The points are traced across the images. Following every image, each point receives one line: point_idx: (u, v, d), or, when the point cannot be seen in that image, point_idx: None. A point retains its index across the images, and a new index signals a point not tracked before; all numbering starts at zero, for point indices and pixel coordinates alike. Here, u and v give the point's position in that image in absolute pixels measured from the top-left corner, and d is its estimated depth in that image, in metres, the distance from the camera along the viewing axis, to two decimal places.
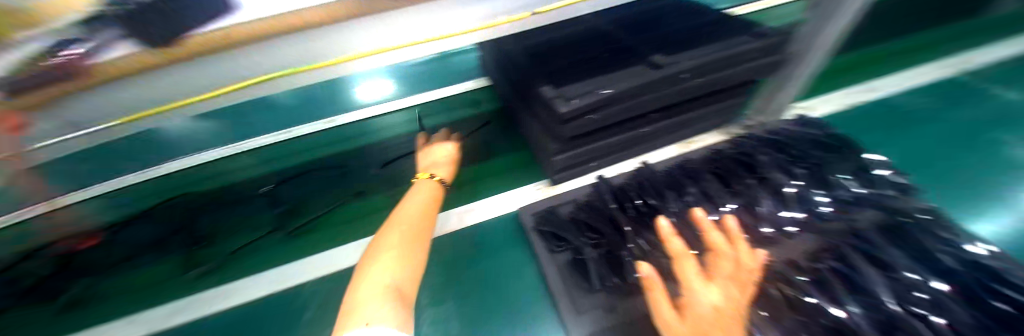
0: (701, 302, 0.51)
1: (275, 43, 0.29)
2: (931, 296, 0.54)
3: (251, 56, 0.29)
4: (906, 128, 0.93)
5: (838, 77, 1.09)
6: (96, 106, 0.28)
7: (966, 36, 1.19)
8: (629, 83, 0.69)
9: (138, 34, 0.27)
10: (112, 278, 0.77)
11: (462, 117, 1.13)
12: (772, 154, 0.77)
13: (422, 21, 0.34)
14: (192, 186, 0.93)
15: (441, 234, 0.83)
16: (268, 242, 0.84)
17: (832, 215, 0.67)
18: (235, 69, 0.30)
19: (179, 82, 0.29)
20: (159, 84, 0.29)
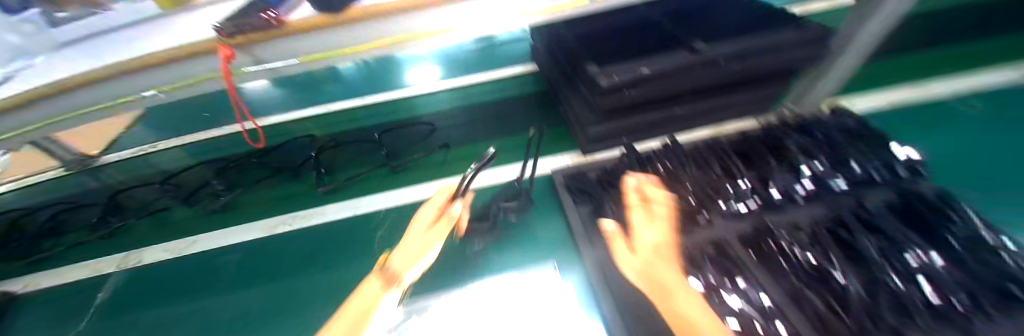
0: (643, 240, 0.69)
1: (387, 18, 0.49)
2: (924, 266, 0.60)
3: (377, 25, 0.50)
4: (948, 127, 0.92)
5: (884, 77, 1.09)
6: (277, 50, 0.51)
7: None
8: (667, 65, 0.78)
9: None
10: (256, 191, 1.10)
11: (508, 95, 1.31)
12: (797, 137, 0.83)
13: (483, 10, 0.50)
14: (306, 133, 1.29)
15: (488, 184, 1.01)
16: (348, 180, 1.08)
17: (845, 191, 0.73)
18: (365, 32, 0.51)
19: (330, 37, 0.51)
20: (320, 37, 0.50)
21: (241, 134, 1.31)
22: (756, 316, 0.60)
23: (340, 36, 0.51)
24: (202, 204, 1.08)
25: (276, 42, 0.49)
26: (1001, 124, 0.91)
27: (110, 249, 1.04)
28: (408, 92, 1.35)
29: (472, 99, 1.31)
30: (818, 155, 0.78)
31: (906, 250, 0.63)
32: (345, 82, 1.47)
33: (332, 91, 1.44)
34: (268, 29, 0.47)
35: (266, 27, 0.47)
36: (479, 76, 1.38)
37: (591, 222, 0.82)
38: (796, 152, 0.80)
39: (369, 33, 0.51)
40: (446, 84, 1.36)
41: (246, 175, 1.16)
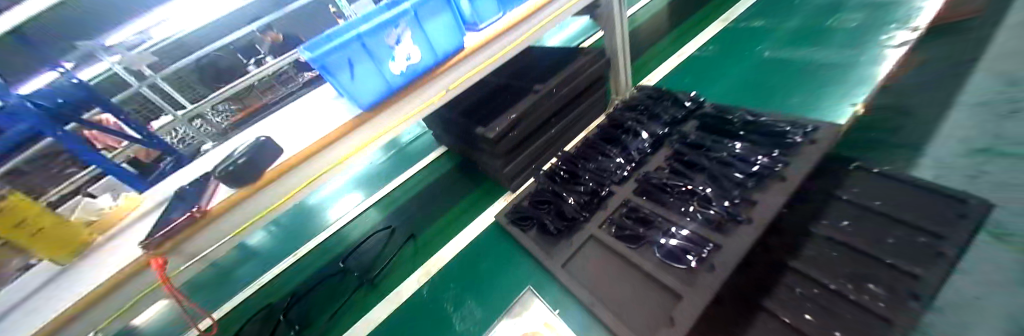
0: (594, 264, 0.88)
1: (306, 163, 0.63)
2: (736, 153, 0.91)
3: (292, 176, 0.62)
4: (705, 67, 1.41)
5: (664, 52, 1.56)
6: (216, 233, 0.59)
7: None
8: (526, 105, 1.05)
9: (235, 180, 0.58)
10: None
11: (429, 182, 1.43)
12: (635, 111, 1.16)
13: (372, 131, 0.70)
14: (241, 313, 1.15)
15: (449, 257, 1.10)
16: (310, 330, 1.03)
17: (667, 132, 1.05)
18: (296, 179, 0.63)
19: (263, 200, 0.62)
20: (256, 202, 0.61)
21: None
22: (676, 236, 0.82)
23: (265, 198, 0.61)
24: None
25: (208, 227, 0.57)
26: (730, 52, 1.43)
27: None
28: (339, 224, 1.36)
29: (397, 203, 1.38)
30: (644, 119, 1.11)
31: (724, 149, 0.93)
32: (259, 255, 1.36)
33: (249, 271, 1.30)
34: (195, 221, 0.55)
35: (190, 221, 0.54)
36: (402, 177, 1.50)
37: (540, 240, 0.98)
38: (632, 122, 1.11)
39: (293, 181, 0.63)
40: (368, 202, 1.42)
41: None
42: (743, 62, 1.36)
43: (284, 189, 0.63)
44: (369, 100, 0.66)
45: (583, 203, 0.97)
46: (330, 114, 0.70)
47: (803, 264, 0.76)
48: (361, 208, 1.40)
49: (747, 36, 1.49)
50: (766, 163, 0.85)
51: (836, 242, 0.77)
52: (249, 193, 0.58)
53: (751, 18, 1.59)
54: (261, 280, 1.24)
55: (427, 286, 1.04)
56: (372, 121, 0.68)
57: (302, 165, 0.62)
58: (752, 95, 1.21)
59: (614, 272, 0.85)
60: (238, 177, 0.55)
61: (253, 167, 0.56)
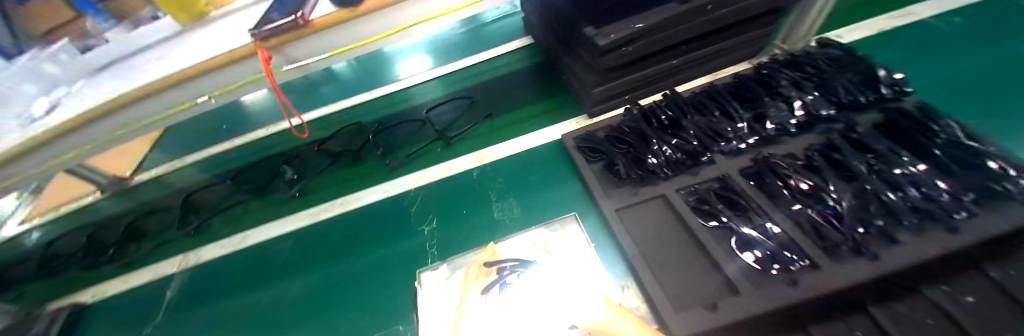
0: (648, 218, 0.80)
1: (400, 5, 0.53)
2: (909, 175, 0.67)
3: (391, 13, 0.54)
4: (929, 46, 0.95)
5: (871, 6, 1.11)
6: (310, 46, 0.56)
7: None
8: (661, 16, 0.83)
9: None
10: (281, 193, 1.19)
11: (505, 73, 1.35)
12: (793, 72, 0.89)
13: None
14: (322, 130, 1.33)
15: (504, 155, 1.08)
16: (370, 165, 1.18)
17: (832, 116, 0.81)
18: (389, 19, 0.55)
19: (358, 29, 0.56)
20: (349, 30, 0.55)
21: (257, 140, 1.37)
22: (768, 245, 0.67)
23: (360, 29, 0.56)
24: (259, 199, 1.20)
25: (302, 43, 0.55)
26: (986, 36, 0.94)
27: (163, 253, 1.15)
28: (407, 82, 1.42)
29: (463, 85, 1.36)
30: (809, 87, 0.85)
31: (895, 164, 0.69)
32: (339, 82, 1.51)
33: (329, 94, 1.48)
34: (293, 30, 0.51)
35: (292, 26, 0.50)
36: (477, 57, 1.45)
37: (603, 176, 0.89)
38: (787, 86, 0.86)
39: (385, 22, 0.56)
40: (437, 72, 1.43)
41: (267, 169, 1.26)
42: (1002, 58, 0.87)
43: (381, 26, 0.56)
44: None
45: (672, 158, 0.82)
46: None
47: (884, 314, 0.56)
48: (430, 75, 1.43)
49: None
50: (948, 204, 0.62)
51: (938, 308, 0.55)
52: (349, 18, 0.52)
53: None
54: (339, 105, 1.40)
55: (478, 171, 1.06)
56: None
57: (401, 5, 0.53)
58: (987, 107, 0.78)
59: (671, 242, 0.75)
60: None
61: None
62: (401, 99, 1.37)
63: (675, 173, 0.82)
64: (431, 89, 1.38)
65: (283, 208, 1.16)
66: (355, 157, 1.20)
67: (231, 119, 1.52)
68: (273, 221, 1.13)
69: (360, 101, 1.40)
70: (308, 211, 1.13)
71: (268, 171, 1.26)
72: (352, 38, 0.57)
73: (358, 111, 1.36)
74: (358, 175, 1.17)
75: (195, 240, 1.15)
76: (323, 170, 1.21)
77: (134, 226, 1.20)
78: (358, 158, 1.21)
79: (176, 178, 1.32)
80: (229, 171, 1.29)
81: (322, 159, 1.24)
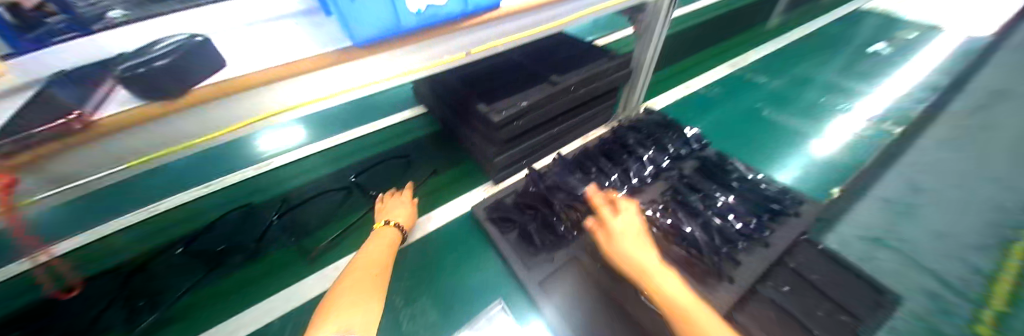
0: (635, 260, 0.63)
1: (240, 96, 0.48)
2: (727, 204, 0.91)
3: (237, 100, 0.48)
4: (710, 110, 1.41)
5: (670, 80, 1.58)
6: (94, 157, 0.41)
7: (731, 50, 1.87)
8: (539, 96, 1.01)
9: (145, 91, 0.41)
10: None
11: (399, 144, 1.34)
12: (634, 135, 1.13)
13: (340, 76, 0.56)
14: (135, 243, 0.94)
15: (415, 238, 0.98)
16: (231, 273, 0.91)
17: (669, 166, 1.05)
18: (248, 105, 0.49)
19: (169, 130, 0.44)
20: (161, 130, 0.44)
21: None
22: None
23: (206, 117, 0.46)
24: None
25: (98, 143, 0.40)
26: (732, 101, 1.46)
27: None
28: (274, 164, 1.21)
29: (348, 162, 1.26)
30: (648, 145, 1.09)
31: (715, 198, 0.93)
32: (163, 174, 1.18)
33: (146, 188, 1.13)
34: (65, 137, 0.37)
35: (62, 130, 0.36)
36: (363, 129, 1.40)
37: (518, 246, 0.92)
38: (636, 145, 1.09)
39: (232, 111, 0.48)
40: (311, 149, 1.29)
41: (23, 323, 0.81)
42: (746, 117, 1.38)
43: (227, 116, 0.48)
44: (366, 34, 0.54)
45: (572, 215, 0.92)
46: (292, 41, 0.56)
47: (745, 318, 0.73)
48: (307, 151, 1.28)
49: (750, 91, 1.54)
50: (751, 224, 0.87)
51: (776, 303, 0.74)
52: (162, 113, 0.42)
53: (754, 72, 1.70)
54: (156, 209, 1.03)
55: None
56: (360, 61, 0.57)
57: (255, 90, 0.49)
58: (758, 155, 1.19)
59: (592, 307, 0.81)
60: (149, 87, 0.41)
61: (162, 87, 0.41)
62: (266, 184, 1.15)
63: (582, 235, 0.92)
64: (311, 167, 1.22)
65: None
66: (253, 252, 0.95)
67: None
68: None
69: (195, 198, 1.08)
70: None
71: (89, 300, 0.82)
72: (195, 129, 0.47)
73: (196, 208, 1.05)
74: (236, 288, 0.88)
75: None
76: (196, 283, 0.87)
77: None
78: (258, 250, 0.96)
79: None
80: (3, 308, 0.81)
81: (195, 261, 0.92)
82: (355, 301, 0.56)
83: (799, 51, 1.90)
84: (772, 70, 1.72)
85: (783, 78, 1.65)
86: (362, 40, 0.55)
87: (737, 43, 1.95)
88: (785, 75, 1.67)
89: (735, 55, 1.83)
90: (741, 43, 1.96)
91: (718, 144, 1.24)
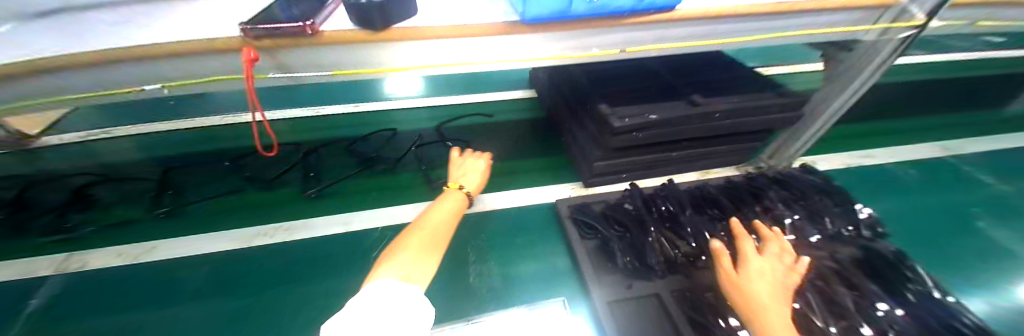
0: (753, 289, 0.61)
1: (400, 45, 0.57)
2: (885, 313, 0.69)
3: (391, 48, 0.57)
4: (893, 192, 1.09)
5: (840, 142, 1.27)
6: (298, 55, 0.55)
7: (944, 128, 1.42)
8: (671, 113, 0.90)
9: (358, 21, 0.52)
10: (236, 197, 1.04)
11: (506, 119, 1.39)
12: (778, 191, 0.93)
13: (484, 48, 0.62)
14: (304, 133, 1.29)
15: (500, 208, 1.02)
16: (350, 181, 1.10)
17: (818, 243, 0.83)
18: (397, 54, 0.59)
19: (343, 55, 0.57)
20: (337, 52, 0.56)
21: (232, 126, 1.31)
22: None
23: (362, 53, 0.57)
24: (258, 189, 1.07)
25: (296, 52, 0.54)
26: (932, 191, 1.11)
27: (31, 249, 0.89)
28: (395, 104, 1.45)
29: (453, 122, 1.36)
30: (796, 209, 0.88)
31: (875, 304, 0.70)
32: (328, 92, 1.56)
33: (316, 98, 1.51)
34: (292, 36, 0.50)
35: (293, 32, 0.49)
36: (477, 96, 1.52)
37: (596, 257, 0.84)
38: (777, 203, 0.89)
39: (383, 54, 0.58)
40: (427, 102, 1.47)
41: (229, 169, 1.13)
42: (948, 217, 1.02)
43: (377, 59, 0.59)
44: (536, 13, 0.55)
45: (668, 251, 0.80)
46: (468, 9, 0.62)
47: None
48: (426, 102, 1.46)
49: (964, 188, 1.14)
50: None
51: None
52: (347, 38, 0.53)
53: (977, 165, 1.25)
54: (315, 111, 1.39)
55: (471, 216, 0.99)
56: (514, 36, 0.59)
57: (406, 44, 0.57)
58: (954, 269, 0.88)
59: None
60: (362, 17, 0.50)
61: (368, 20, 0.51)
62: (391, 122, 1.36)
63: (679, 278, 0.78)
64: (423, 119, 1.37)
65: (281, 209, 1.02)
66: (393, 166, 1.15)
67: (206, 108, 1.43)
68: (210, 231, 0.95)
69: (340, 112, 1.40)
70: (252, 229, 0.96)
71: (281, 161, 1.16)
72: (356, 60, 0.58)
73: (337, 122, 1.35)
74: (361, 191, 1.08)
75: (89, 237, 0.92)
76: (343, 177, 1.11)
77: (77, 193, 1.02)
78: (377, 166, 1.15)
79: (111, 157, 1.17)
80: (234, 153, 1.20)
81: (350, 161, 1.17)
82: (409, 261, 0.56)
83: None
84: (1002, 169, 1.24)
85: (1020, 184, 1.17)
86: (529, 18, 0.55)
87: (957, 121, 1.47)
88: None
89: (949, 136, 1.38)
90: (963, 122, 1.46)
91: (895, 237, 0.95)
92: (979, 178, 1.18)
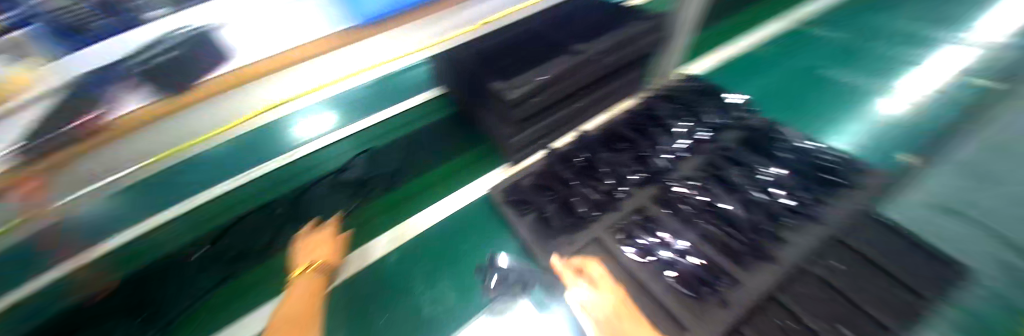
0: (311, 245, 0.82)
1: (255, 86, 0.40)
2: (772, 177, 0.80)
3: (227, 103, 0.39)
4: (755, 71, 1.27)
5: (712, 42, 1.42)
6: (96, 164, 0.37)
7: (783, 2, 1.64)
8: (556, 70, 0.93)
9: (158, 85, 0.34)
10: None
11: (423, 124, 1.28)
12: (667, 105, 1.03)
13: (359, 55, 0.47)
14: None
15: (469, 202, 1.02)
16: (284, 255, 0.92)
17: (707, 138, 0.93)
18: (249, 100, 0.41)
19: (161, 136, 0.37)
20: (156, 135, 0.37)
21: None
22: (688, 262, 0.72)
23: (192, 124, 0.38)
24: (258, 262, 0.90)
25: (97, 153, 0.35)
26: (783, 59, 1.31)
27: None
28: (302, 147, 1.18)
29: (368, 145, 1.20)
30: (682, 116, 0.99)
31: (760, 172, 0.82)
32: None
33: None
34: (80, 139, 0.33)
35: (74, 138, 0.33)
36: (387, 108, 1.33)
37: (537, 230, 0.85)
38: (667, 116, 0.99)
39: (242, 101, 0.40)
40: (337, 132, 1.24)
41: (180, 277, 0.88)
42: (797, 78, 1.23)
43: (226, 114, 0.41)
44: (377, 10, 0.45)
45: (593, 195, 0.86)
46: (300, 15, 0.43)
47: (789, 299, 0.65)
48: (330, 135, 1.22)
49: (805, 47, 1.36)
50: (803, 199, 0.76)
51: (825, 280, 0.67)
52: (176, 109, 0.35)
53: (811, 25, 1.48)
54: (184, 205, 1.00)
55: (407, 244, 0.93)
56: (365, 42, 0.46)
57: (255, 85, 0.40)
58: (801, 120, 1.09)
59: (619, 301, 0.73)
60: (162, 82, 0.34)
61: (177, 72, 0.34)
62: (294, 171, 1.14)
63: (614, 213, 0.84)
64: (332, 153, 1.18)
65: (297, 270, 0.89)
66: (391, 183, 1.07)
67: None
68: None
69: (220, 193, 1.04)
70: None
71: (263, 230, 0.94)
72: (179, 135, 0.38)
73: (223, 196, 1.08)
74: None
75: None
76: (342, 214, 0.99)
77: None
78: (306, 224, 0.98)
79: None
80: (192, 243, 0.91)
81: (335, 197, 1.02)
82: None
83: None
84: (829, 22, 1.49)
85: (843, 33, 1.42)
86: (374, 11, 0.45)
87: None
88: (851, 27, 1.46)
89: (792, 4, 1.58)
90: None
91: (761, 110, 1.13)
92: (814, 37, 1.41)
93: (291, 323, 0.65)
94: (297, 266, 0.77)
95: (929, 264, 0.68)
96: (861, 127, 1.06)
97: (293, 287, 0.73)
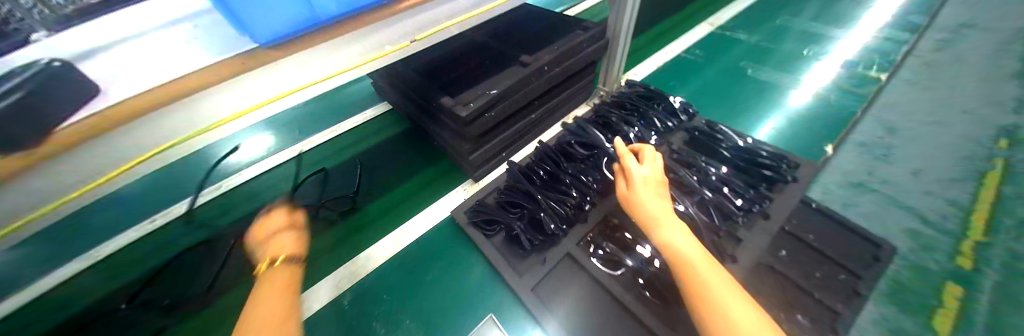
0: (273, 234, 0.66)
1: (139, 125, 0.38)
2: (721, 176, 0.85)
3: (105, 145, 0.37)
4: (688, 74, 1.38)
5: (648, 49, 1.52)
6: None
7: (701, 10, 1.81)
8: (508, 82, 0.92)
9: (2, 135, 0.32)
10: None
11: (370, 146, 1.20)
12: (618, 112, 1.05)
13: (267, 83, 0.45)
14: None
15: (431, 226, 0.96)
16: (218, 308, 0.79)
17: (658, 141, 0.98)
18: (134, 143, 0.38)
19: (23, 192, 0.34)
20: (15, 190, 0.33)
21: None
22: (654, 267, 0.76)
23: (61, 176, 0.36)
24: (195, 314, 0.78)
25: None
26: (710, 63, 1.44)
27: None
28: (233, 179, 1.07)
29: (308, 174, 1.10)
30: (635, 122, 1.01)
31: (710, 172, 0.86)
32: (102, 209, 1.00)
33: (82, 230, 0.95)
34: None
35: None
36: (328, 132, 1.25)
37: (506, 249, 0.85)
38: (621, 122, 1.01)
39: (126, 145, 0.38)
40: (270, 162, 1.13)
41: None
42: (724, 78, 1.36)
43: (103, 162, 0.37)
44: (272, 33, 0.46)
45: (559, 209, 0.84)
46: (177, 59, 0.45)
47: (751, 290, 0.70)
48: (262, 166, 1.12)
49: (726, 51, 1.51)
50: (749, 195, 0.81)
51: (777, 269, 0.73)
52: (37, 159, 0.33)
53: (728, 30, 1.65)
54: (91, 257, 0.88)
55: (364, 281, 0.84)
56: (272, 68, 0.45)
57: (139, 124, 0.38)
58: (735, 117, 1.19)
59: (597, 317, 0.72)
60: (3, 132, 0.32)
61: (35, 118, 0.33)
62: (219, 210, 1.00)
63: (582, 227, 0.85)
64: (264, 186, 1.07)
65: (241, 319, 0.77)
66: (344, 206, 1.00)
67: None
68: None
69: (137, 237, 0.93)
70: None
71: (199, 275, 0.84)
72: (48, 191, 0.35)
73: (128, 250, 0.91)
74: None
75: None
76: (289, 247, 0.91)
77: None
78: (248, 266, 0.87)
79: None
80: (117, 291, 0.81)
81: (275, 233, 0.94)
82: None
83: (770, 6, 1.86)
84: (742, 27, 1.67)
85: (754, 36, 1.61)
86: (265, 37, 0.45)
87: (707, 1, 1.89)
88: (762, 28, 1.66)
89: (708, 15, 1.77)
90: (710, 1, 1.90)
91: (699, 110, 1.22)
92: (731, 41, 1.58)
93: (263, 321, 0.47)
94: (258, 265, 0.60)
95: (860, 243, 0.77)
96: (786, 118, 1.17)
97: (263, 283, 0.55)
